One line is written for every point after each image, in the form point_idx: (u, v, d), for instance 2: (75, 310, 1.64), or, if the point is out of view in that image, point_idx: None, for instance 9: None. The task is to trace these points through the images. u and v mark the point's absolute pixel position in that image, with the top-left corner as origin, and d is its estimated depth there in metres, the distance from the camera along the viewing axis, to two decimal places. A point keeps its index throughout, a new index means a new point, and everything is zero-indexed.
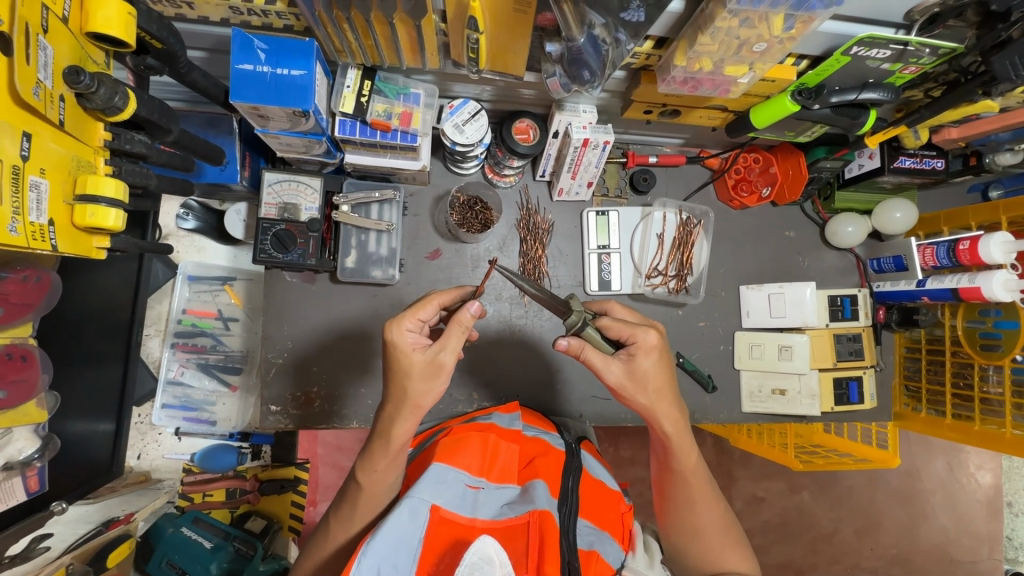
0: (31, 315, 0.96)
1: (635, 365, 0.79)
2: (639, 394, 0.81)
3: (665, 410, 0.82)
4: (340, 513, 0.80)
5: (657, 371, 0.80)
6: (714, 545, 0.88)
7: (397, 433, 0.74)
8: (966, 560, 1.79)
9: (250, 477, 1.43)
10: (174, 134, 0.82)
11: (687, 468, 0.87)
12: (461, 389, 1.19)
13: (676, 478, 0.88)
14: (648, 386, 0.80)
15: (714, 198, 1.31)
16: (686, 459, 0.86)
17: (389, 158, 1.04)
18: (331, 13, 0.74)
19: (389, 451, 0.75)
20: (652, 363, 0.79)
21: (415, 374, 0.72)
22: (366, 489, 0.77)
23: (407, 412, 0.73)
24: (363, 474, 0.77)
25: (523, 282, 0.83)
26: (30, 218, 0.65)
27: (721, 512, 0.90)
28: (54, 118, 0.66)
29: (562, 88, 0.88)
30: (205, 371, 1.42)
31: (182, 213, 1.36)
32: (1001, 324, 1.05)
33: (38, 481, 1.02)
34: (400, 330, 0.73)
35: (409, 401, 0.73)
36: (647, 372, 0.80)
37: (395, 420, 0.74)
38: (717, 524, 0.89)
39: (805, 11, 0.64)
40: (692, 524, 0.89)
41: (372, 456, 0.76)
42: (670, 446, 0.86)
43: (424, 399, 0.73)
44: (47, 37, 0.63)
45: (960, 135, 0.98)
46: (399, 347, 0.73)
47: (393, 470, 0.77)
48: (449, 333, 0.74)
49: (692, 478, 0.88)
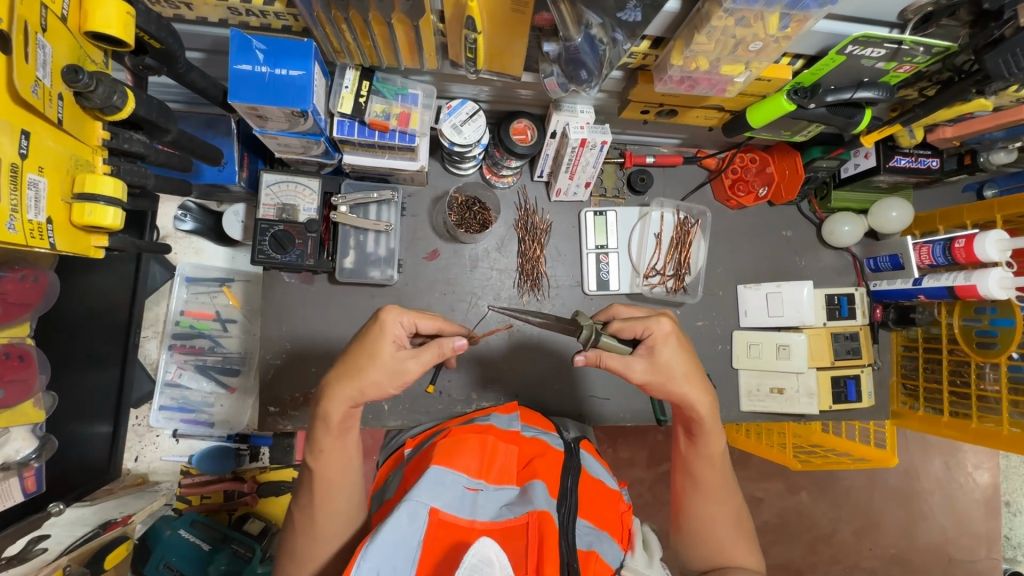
0: (29, 315, 0.96)
1: (657, 357, 0.81)
2: (669, 384, 0.82)
3: (698, 394, 0.83)
4: (302, 500, 0.80)
5: (681, 358, 0.81)
6: (725, 536, 0.88)
7: (334, 410, 0.76)
8: (967, 559, 1.79)
9: (249, 478, 1.42)
10: (172, 134, 0.82)
11: (713, 452, 0.88)
12: (460, 390, 1.21)
13: (701, 462, 0.89)
14: (682, 372, 0.81)
15: (711, 198, 1.32)
16: (712, 443, 0.87)
17: (387, 158, 1.04)
18: (330, 13, 0.74)
19: (332, 428, 0.77)
20: (674, 350, 0.81)
21: (378, 364, 0.75)
22: (321, 473, 0.78)
23: (348, 390, 0.75)
24: (313, 458, 0.78)
25: (526, 316, 0.90)
26: (28, 217, 0.65)
27: (733, 507, 0.90)
28: (53, 117, 0.66)
29: (559, 88, 0.88)
30: (204, 374, 1.42)
31: (180, 215, 1.36)
32: (996, 322, 1.06)
33: (35, 482, 1.01)
34: (394, 320, 0.77)
35: (357, 383, 0.74)
36: (671, 360, 0.81)
37: (332, 396, 0.75)
38: (729, 517, 0.89)
39: (800, 10, 0.65)
40: (705, 513, 0.89)
41: (316, 436, 0.78)
42: (701, 429, 0.87)
43: (370, 387, 0.75)
44: (46, 36, 0.63)
45: (954, 134, 0.99)
46: (386, 331, 0.76)
47: (341, 449, 0.79)
48: (428, 349, 0.77)
49: (716, 461, 0.89)
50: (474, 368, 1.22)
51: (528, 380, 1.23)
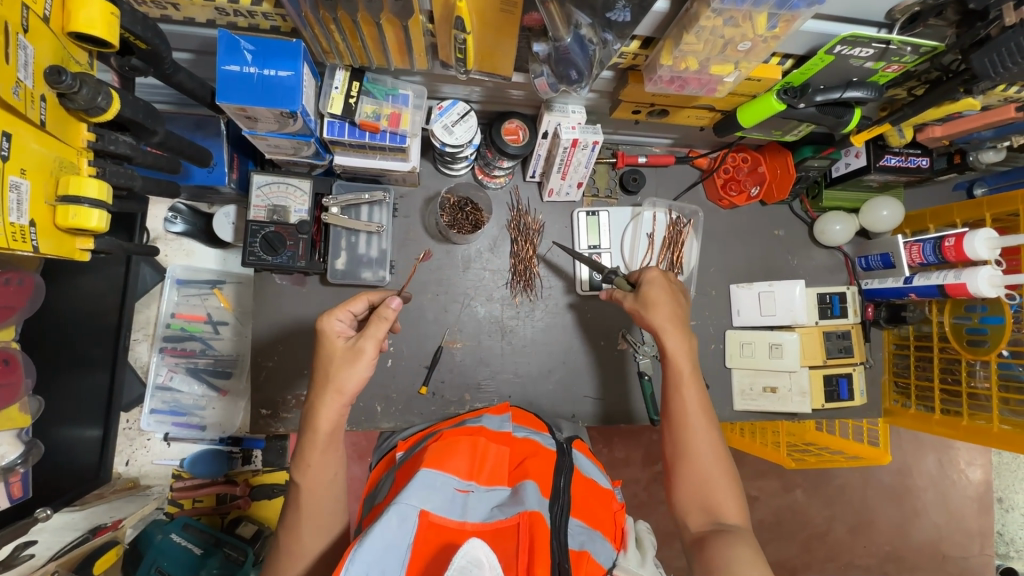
0: (14, 318, 0.94)
1: (644, 292, 0.96)
2: (644, 311, 0.95)
3: (664, 319, 0.93)
4: (289, 522, 0.79)
5: (663, 294, 0.95)
6: (704, 469, 0.84)
7: (324, 419, 0.78)
8: (959, 555, 1.80)
9: (241, 482, 1.41)
10: (159, 135, 0.81)
11: (683, 382, 0.89)
12: (452, 391, 1.20)
13: (672, 393, 0.90)
14: (659, 305, 0.94)
15: (703, 197, 1.32)
16: (680, 367, 0.90)
17: (378, 159, 1.04)
18: (318, 14, 0.74)
19: (320, 442, 0.79)
20: (658, 289, 0.95)
21: (337, 358, 0.79)
22: (307, 487, 0.78)
23: (329, 397, 0.78)
24: (299, 474, 0.79)
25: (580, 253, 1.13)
26: (10, 219, 0.64)
27: (713, 442, 0.86)
28: (35, 118, 0.65)
29: (550, 88, 0.88)
30: (196, 376, 1.40)
31: (170, 217, 1.34)
32: (986, 320, 1.06)
33: (22, 488, 1.00)
34: (330, 319, 0.82)
35: (332, 384, 0.77)
36: (654, 295, 0.95)
37: (319, 406, 0.78)
38: (709, 453, 0.85)
39: (787, 9, 0.65)
40: (682, 447, 0.86)
41: (303, 452, 0.79)
42: (667, 355, 0.92)
43: (345, 383, 0.77)
44: (28, 37, 0.63)
45: (943, 134, 0.99)
46: (327, 334, 0.81)
47: (329, 463, 0.80)
48: (370, 323, 0.80)
49: (688, 388, 0.89)
50: (467, 369, 1.21)
51: (521, 380, 1.23)
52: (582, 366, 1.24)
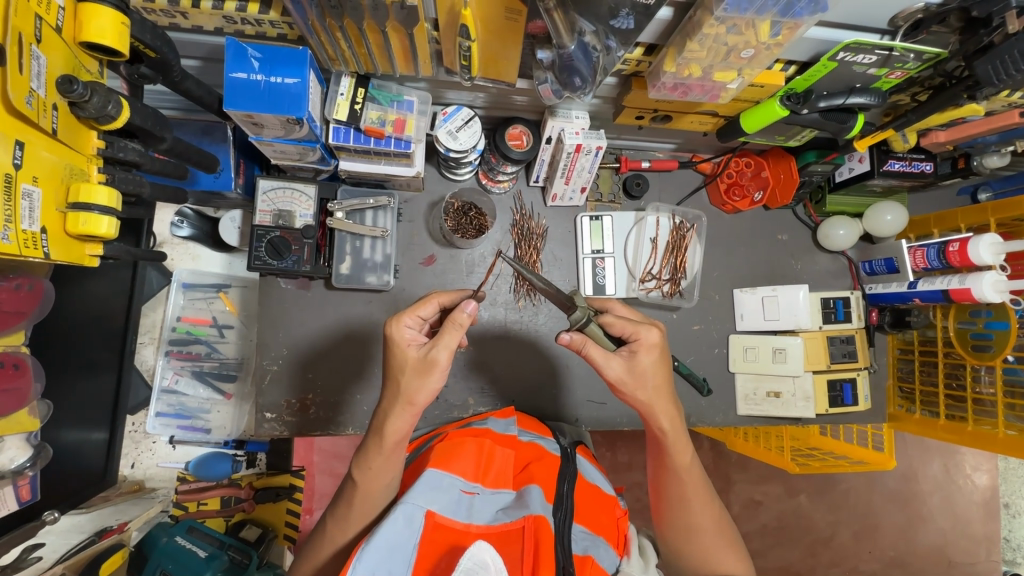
0: (23, 323, 0.95)
1: (636, 361, 0.80)
2: (637, 390, 0.81)
3: (662, 406, 0.83)
4: (339, 512, 0.81)
5: (657, 368, 0.81)
6: (710, 543, 0.87)
7: (392, 429, 0.76)
8: (965, 561, 1.79)
9: (246, 485, 1.42)
10: (167, 142, 0.82)
11: (681, 467, 0.87)
12: (456, 394, 1.20)
13: (672, 476, 0.88)
14: (651, 382, 0.81)
15: (706, 203, 1.32)
16: (680, 456, 0.86)
17: (383, 164, 1.05)
18: (324, 22, 0.75)
19: (384, 447, 0.77)
20: (653, 360, 0.81)
21: (408, 368, 0.75)
22: (364, 486, 0.78)
23: (399, 408, 0.75)
24: (359, 472, 0.78)
25: (530, 272, 0.83)
26: (22, 227, 0.65)
27: (714, 512, 0.89)
28: (47, 127, 0.66)
29: (553, 95, 0.89)
30: (201, 379, 1.42)
31: (176, 221, 1.37)
32: (991, 325, 1.06)
33: (30, 490, 1.00)
34: (399, 326, 0.78)
35: (402, 396, 0.74)
36: (648, 368, 0.80)
37: (388, 415, 0.76)
38: (710, 524, 0.88)
39: (790, 18, 0.66)
40: (686, 523, 0.88)
41: (367, 454, 0.78)
42: (665, 444, 0.86)
43: (416, 395, 0.74)
44: (41, 47, 0.64)
45: (947, 139, 1.00)
46: (397, 340, 0.77)
47: (387, 468, 0.78)
48: (443, 331, 0.74)
49: (686, 475, 0.88)
50: (471, 373, 1.21)
51: (525, 384, 1.23)
52: (584, 370, 1.24)
